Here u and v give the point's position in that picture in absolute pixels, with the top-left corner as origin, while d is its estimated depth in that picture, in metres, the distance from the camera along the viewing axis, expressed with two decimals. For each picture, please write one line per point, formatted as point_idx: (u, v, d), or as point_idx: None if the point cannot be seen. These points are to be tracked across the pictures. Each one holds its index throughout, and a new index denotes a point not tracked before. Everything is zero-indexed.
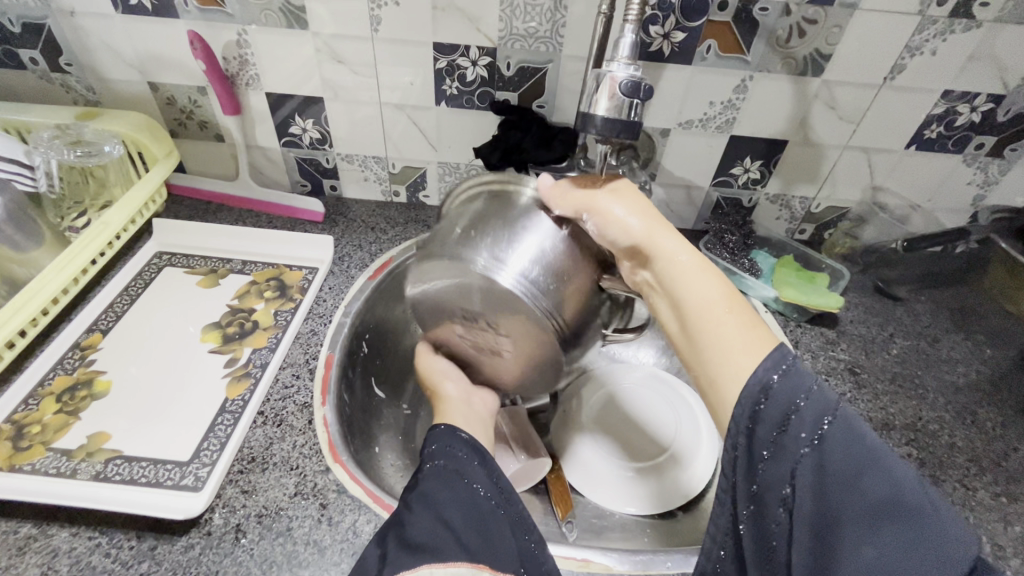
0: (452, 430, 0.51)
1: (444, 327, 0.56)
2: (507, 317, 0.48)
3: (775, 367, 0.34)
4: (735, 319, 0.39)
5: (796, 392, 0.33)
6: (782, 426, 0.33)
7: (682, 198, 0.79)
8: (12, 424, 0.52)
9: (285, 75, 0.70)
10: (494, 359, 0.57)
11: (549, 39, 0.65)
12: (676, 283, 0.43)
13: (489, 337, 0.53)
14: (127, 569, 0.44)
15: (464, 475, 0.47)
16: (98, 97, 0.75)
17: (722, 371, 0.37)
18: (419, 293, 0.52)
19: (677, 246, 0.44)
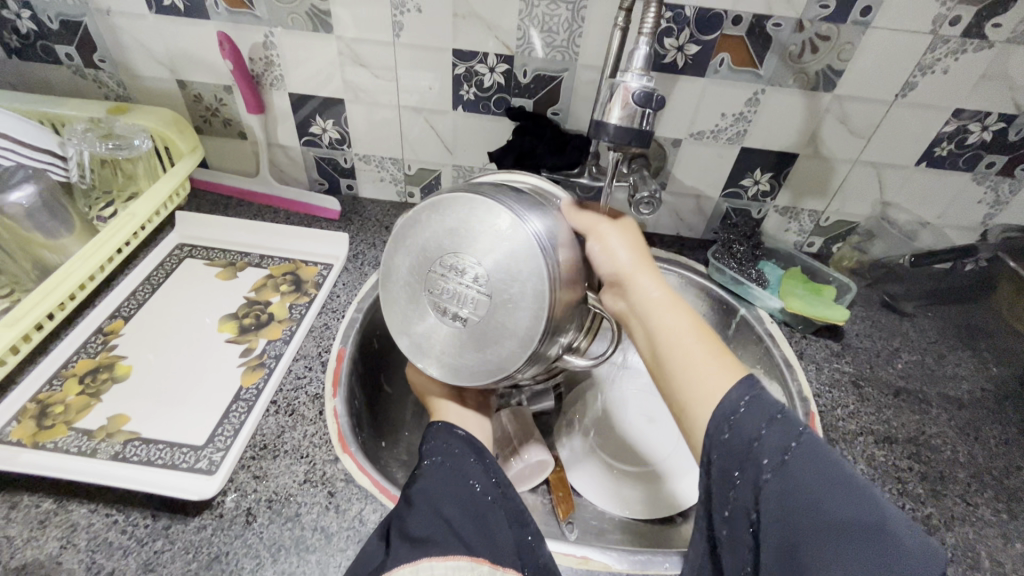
0: (449, 428, 0.52)
1: (406, 295, 0.50)
2: (496, 263, 0.45)
3: (738, 402, 0.37)
4: (706, 351, 0.43)
5: (756, 425, 0.36)
6: (744, 455, 0.35)
7: (691, 207, 0.80)
8: (36, 403, 0.54)
9: (308, 76, 0.73)
10: (440, 354, 0.49)
11: (565, 48, 0.66)
12: (654, 315, 0.47)
13: (453, 303, 0.46)
14: (142, 546, 0.45)
15: (459, 471, 0.48)
16: (129, 93, 0.78)
17: (693, 395, 0.41)
18: (408, 236, 0.49)
19: (656, 283, 0.49)
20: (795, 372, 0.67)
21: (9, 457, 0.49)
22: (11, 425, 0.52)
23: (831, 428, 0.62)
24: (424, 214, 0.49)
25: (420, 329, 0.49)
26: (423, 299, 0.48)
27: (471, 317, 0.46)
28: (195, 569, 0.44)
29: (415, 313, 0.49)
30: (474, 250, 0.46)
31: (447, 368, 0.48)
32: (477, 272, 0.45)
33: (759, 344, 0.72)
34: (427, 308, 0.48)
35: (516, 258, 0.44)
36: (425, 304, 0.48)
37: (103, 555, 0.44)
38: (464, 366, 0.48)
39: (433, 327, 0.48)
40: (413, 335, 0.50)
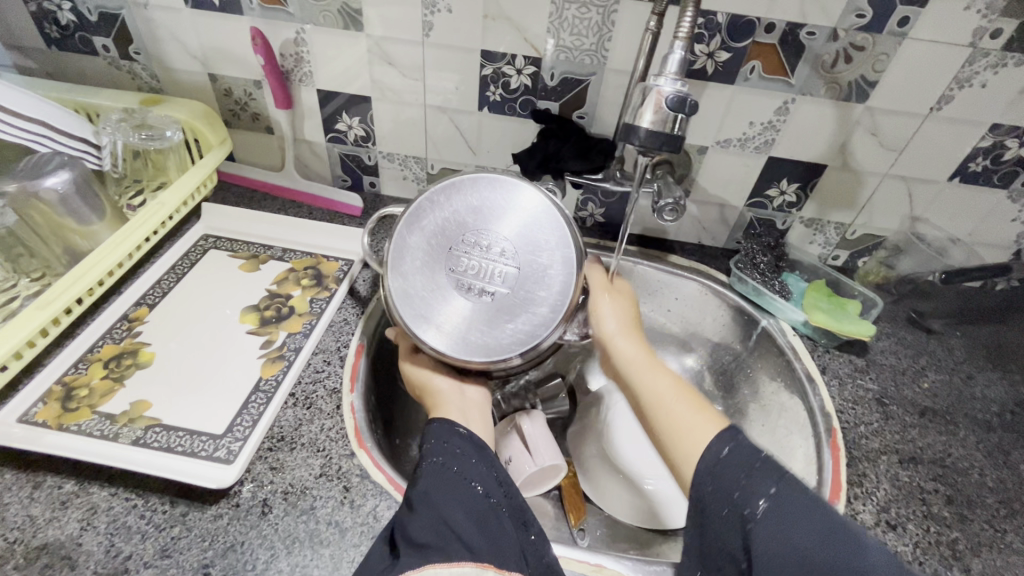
0: (451, 426, 0.51)
1: (419, 279, 0.50)
2: (524, 238, 0.51)
3: (718, 451, 0.41)
4: (682, 403, 0.47)
5: (737, 474, 0.38)
6: (727, 507, 0.38)
7: (714, 216, 0.79)
8: (62, 386, 0.55)
9: (337, 73, 0.73)
10: (464, 332, 0.49)
11: (594, 52, 0.66)
12: (637, 377, 0.53)
13: (482, 279, 0.50)
14: (159, 532, 0.46)
15: (460, 473, 0.47)
16: (161, 85, 0.79)
17: (674, 447, 0.45)
18: (424, 223, 0.51)
19: (636, 349, 0.55)
20: (817, 387, 0.66)
21: (34, 438, 0.50)
22: (37, 407, 0.53)
23: (853, 445, 0.60)
24: (439, 199, 0.52)
25: (438, 310, 0.50)
26: (444, 280, 0.50)
27: (503, 289, 0.50)
28: (211, 557, 0.45)
29: (434, 294, 0.50)
30: (500, 228, 0.51)
31: (471, 342, 0.49)
32: (506, 247, 0.51)
33: (780, 357, 0.71)
34: (451, 287, 0.50)
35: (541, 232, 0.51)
36: (448, 285, 0.50)
37: (122, 539, 0.45)
38: (492, 339, 0.49)
39: (456, 304, 0.50)
40: (429, 317, 0.50)
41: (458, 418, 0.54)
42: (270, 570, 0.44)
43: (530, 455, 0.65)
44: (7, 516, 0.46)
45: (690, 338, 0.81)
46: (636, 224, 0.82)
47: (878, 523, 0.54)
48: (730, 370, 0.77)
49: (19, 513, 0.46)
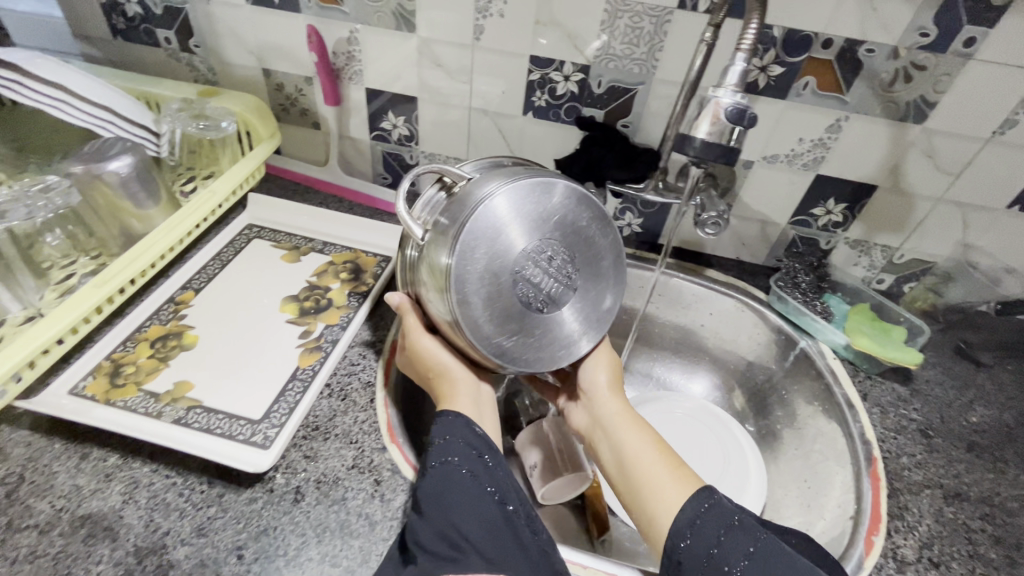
0: (467, 423, 0.50)
1: (486, 290, 0.45)
2: (585, 257, 0.50)
3: (699, 506, 0.46)
4: (664, 465, 0.51)
5: (717, 528, 0.45)
6: (706, 560, 0.43)
7: (755, 232, 0.78)
8: (110, 362, 0.57)
9: (386, 73, 0.75)
10: (521, 347, 0.48)
11: (644, 62, 0.66)
12: (619, 432, 0.55)
13: (546, 295, 0.47)
14: (196, 511, 0.47)
15: (477, 478, 0.46)
16: (217, 77, 0.82)
17: (655, 505, 0.48)
18: (496, 226, 0.45)
19: (618, 403, 0.57)
20: (857, 413, 0.64)
21: (84, 410, 0.52)
22: (87, 381, 0.55)
23: (895, 476, 0.58)
24: (513, 200, 0.46)
25: (500, 325, 0.47)
26: (511, 295, 0.46)
27: (563, 304, 0.49)
28: (244, 540, 0.46)
29: (499, 309, 0.46)
30: (567, 244, 0.48)
31: (522, 357, 0.48)
32: (569, 266, 0.49)
33: (819, 380, 0.69)
34: (517, 303, 0.46)
35: (597, 246, 0.50)
36: (513, 301, 0.46)
37: (161, 515, 0.46)
38: (547, 353, 0.49)
39: (518, 321, 0.47)
40: (491, 333, 0.46)
41: (471, 412, 0.52)
42: (301, 557, 0.45)
43: (536, 454, 0.67)
44: (55, 484, 0.48)
45: (723, 355, 0.79)
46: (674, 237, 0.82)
47: (920, 560, 0.51)
48: (763, 390, 0.75)
49: (66, 482, 0.48)
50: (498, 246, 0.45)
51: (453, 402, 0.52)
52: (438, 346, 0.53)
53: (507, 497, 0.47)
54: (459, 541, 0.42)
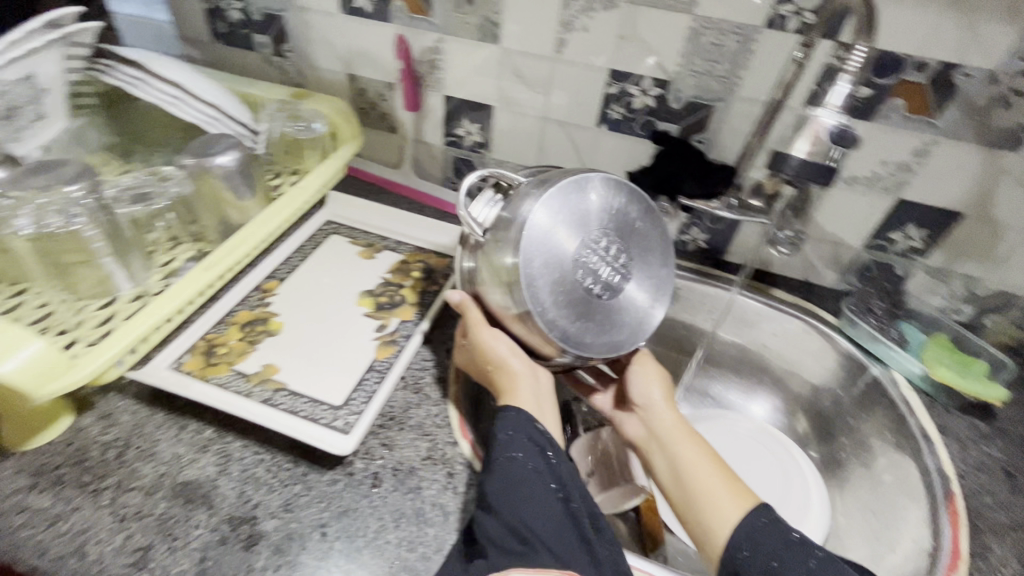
0: (529, 419, 0.50)
1: (549, 282, 0.47)
2: (633, 243, 0.52)
3: (757, 519, 0.46)
4: (721, 479, 0.51)
5: (776, 541, 0.44)
6: (765, 572, 0.43)
7: (828, 254, 0.76)
8: (205, 341, 0.60)
9: (466, 81, 0.77)
10: (589, 335, 0.49)
11: (726, 78, 0.66)
12: (674, 445, 0.55)
13: (603, 280, 0.49)
14: (282, 487, 0.50)
15: (541, 475, 0.47)
16: (305, 81, 0.87)
17: (711, 517, 0.48)
18: (555, 214, 0.47)
19: (673, 416, 0.58)
20: (934, 446, 0.62)
21: (184, 384, 0.55)
22: (186, 356, 0.58)
23: (974, 516, 0.56)
24: (568, 190, 0.48)
25: (568, 314, 0.47)
26: (574, 281, 0.47)
27: (620, 288, 0.50)
28: (328, 518, 0.48)
29: (564, 298, 0.47)
30: (617, 233, 0.51)
31: (590, 343, 0.49)
32: (620, 252, 0.51)
33: (891, 409, 0.67)
34: (580, 289, 0.48)
35: (643, 232, 0.52)
36: (575, 288, 0.47)
37: (252, 488, 0.49)
38: (613, 339, 0.50)
39: (582, 306, 0.48)
40: (560, 323, 0.47)
41: (533, 407, 0.52)
42: (380, 539, 0.47)
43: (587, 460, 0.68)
44: (158, 451, 0.51)
45: (786, 377, 0.78)
46: (740, 254, 0.81)
47: None
48: (828, 416, 0.74)
49: (168, 449, 0.52)
50: (558, 233, 0.47)
51: (515, 396, 0.52)
52: (502, 339, 0.53)
53: (570, 494, 0.47)
54: (527, 536, 0.43)
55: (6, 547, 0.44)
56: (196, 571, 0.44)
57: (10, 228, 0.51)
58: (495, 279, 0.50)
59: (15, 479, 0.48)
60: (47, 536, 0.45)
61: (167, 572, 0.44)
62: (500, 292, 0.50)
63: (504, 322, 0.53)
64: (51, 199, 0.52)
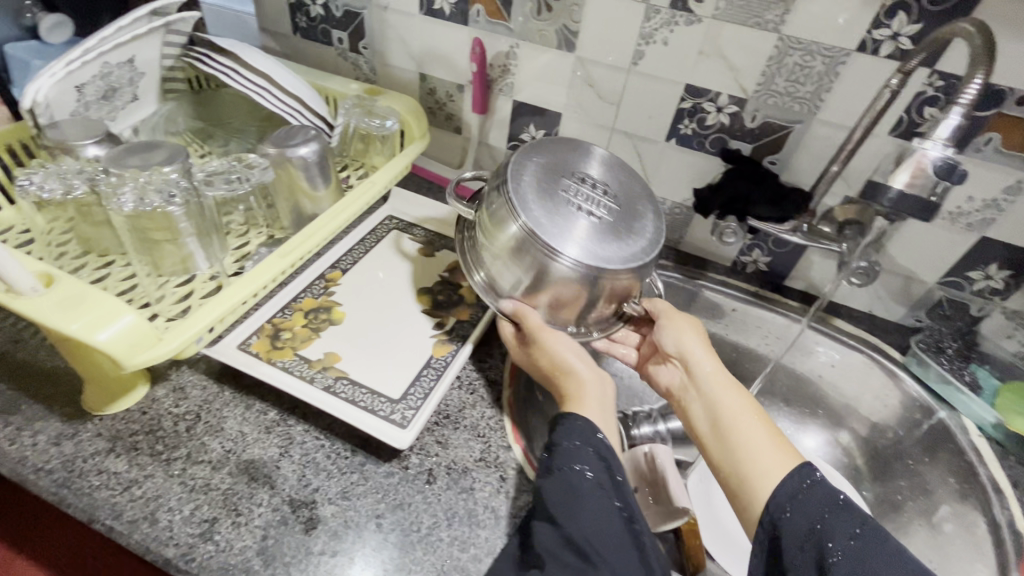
0: (595, 430, 0.49)
1: (540, 211, 0.52)
2: (606, 176, 0.58)
3: (801, 480, 0.44)
4: (764, 433, 0.49)
5: (822, 505, 0.42)
6: (807, 532, 0.41)
7: (896, 288, 0.73)
8: (272, 325, 0.62)
9: (537, 88, 0.78)
10: (598, 247, 0.52)
11: (807, 101, 0.64)
12: (715, 395, 0.54)
13: (588, 203, 0.54)
14: (340, 474, 0.51)
15: (602, 491, 0.46)
16: (376, 77, 0.89)
17: (755, 471, 0.47)
18: (523, 162, 0.55)
19: (713, 364, 0.56)
20: (1005, 500, 0.59)
21: (251, 364, 0.57)
22: (254, 338, 0.60)
23: None
24: (523, 161, 0.55)
25: (568, 234, 0.51)
26: (562, 206, 0.53)
27: (609, 207, 0.55)
28: (383, 509, 0.49)
29: (559, 219, 0.52)
30: (586, 171, 0.58)
31: (625, 253, 0.52)
32: (596, 182, 0.57)
33: (958, 456, 0.64)
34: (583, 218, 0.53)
35: (615, 171, 0.59)
36: (565, 212, 0.53)
37: (312, 472, 0.51)
38: (620, 248, 0.53)
39: (594, 230, 0.53)
40: (566, 240, 0.51)
41: (601, 419, 0.51)
42: (433, 536, 0.48)
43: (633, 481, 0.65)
44: (225, 427, 0.53)
45: (842, 411, 0.76)
46: (802, 281, 0.79)
47: None
48: (884, 455, 0.72)
49: (234, 427, 0.53)
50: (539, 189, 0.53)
51: (584, 404, 0.52)
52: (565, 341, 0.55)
53: (633, 513, 0.45)
54: (578, 552, 0.42)
55: (85, 506, 0.46)
56: (258, 549, 0.45)
57: (112, 204, 0.52)
58: (506, 259, 0.54)
59: (94, 442, 0.51)
60: (122, 500, 0.47)
61: (231, 546, 0.45)
62: (513, 273, 0.54)
63: (552, 305, 0.56)
64: (151, 179, 0.53)
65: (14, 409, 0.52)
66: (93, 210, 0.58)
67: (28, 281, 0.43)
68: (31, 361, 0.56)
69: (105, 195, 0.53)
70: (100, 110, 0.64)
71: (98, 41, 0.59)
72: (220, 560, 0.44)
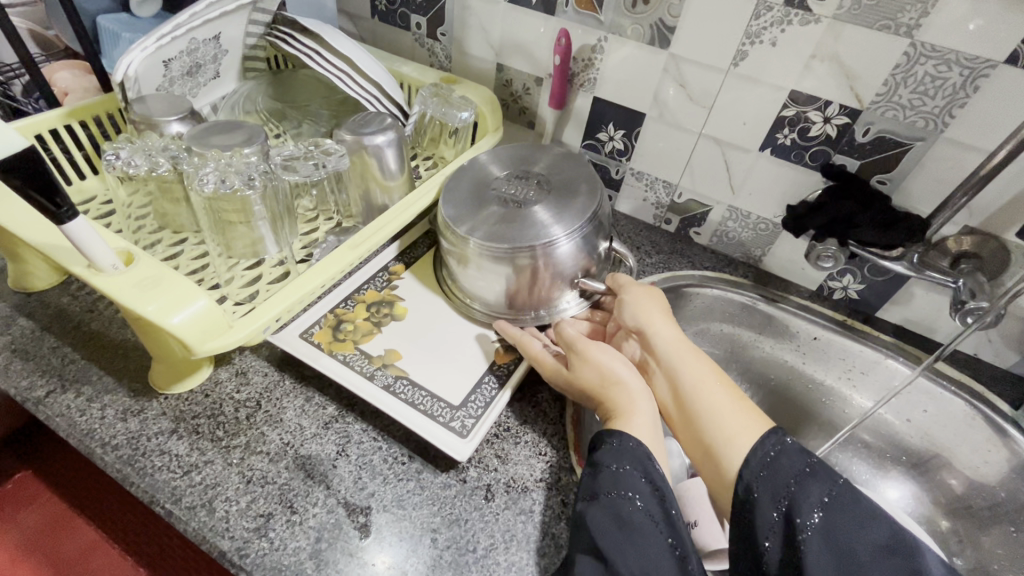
0: (649, 454, 0.45)
1: (476, 218, 0.59)
2: (536, 173, 0.65)
3: (765, 454, 0.42)
4: (729, 402, 0.47)
5: (786, 477, 0.39)
6: (778, 513, 0.38)
7: (1014, 333, 0.65)
8: (335, 316, 0.60)
9: (621, 86, 0.73)
10: (530, 231, 0.57)
11: (934, 116, 0.57)
12: (676, 363, 0.51)
13: (515, 199, 0.61)
14: (397, 481, 0.49)
15: (668, 524, 0.41)
16: (452, 66, 0.86)
17: (721, 439, 0.45)
18: (461, 182, 0.64)
19: (674, 333, 0.54)
20: None
21: (313, 356, 0.56)
22: (316, 327, 0.59)
23: None
24: (458, 183, 0.64)
25: (503, 230, 0.57)
26: (493, 210, 0.60)
27: (533, 194, 0.61)
28: (438, 524, 0.47)
29: (493, 221, 0.59)
30: (516, 175, 0.65)
31: (557, 226, 0.57)
32: (523, 180, 0.64)
33: None
34: (514, 212, 0.59)
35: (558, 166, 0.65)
36: (496, 214, 0.59)
37: (368, 475, 0.49)
38: (551, 223, 0.58)
39: (526, 218, 0.58)
40: (502, 235, 0.57)
41: (648, 434, 0.47)
42: (489, 560, 0.45)
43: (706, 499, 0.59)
44: (285, 418, 0.52)
45: (934, 462, 0.69)
46: (897, 315, 0.72)
47: None
48: (981, 518, 0.65)
49: (293, 419, 0.52)
50: (472, 202, 0.61)
51: (627, 419, 0.48)
52: (609, 354, 0.52)
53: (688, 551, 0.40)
54: None
55: (146, 486, 0.46)
56: (311, 551, 0.44)
57: (194, 184, 0.52)
58: (467, 266, 0.60)
59: (158, 421, 0.50)
60: (182, 484, 0.47)
61: (284, 545, 0.44)
62: (482, 274, 0.59)
63: (539, 288, 0.60)
64: (232, 161, 0.52)
65: (86, 379, 0.53)
66: (174, 187, 0.58)
67: (109, 258, 0.43)
68: (104, 332, 0.57)
69: (187, 174, 0.53)
70: (183, 86, 0.64)
71: (190, 16, 0.58)
72: (274, 559, 0.43)
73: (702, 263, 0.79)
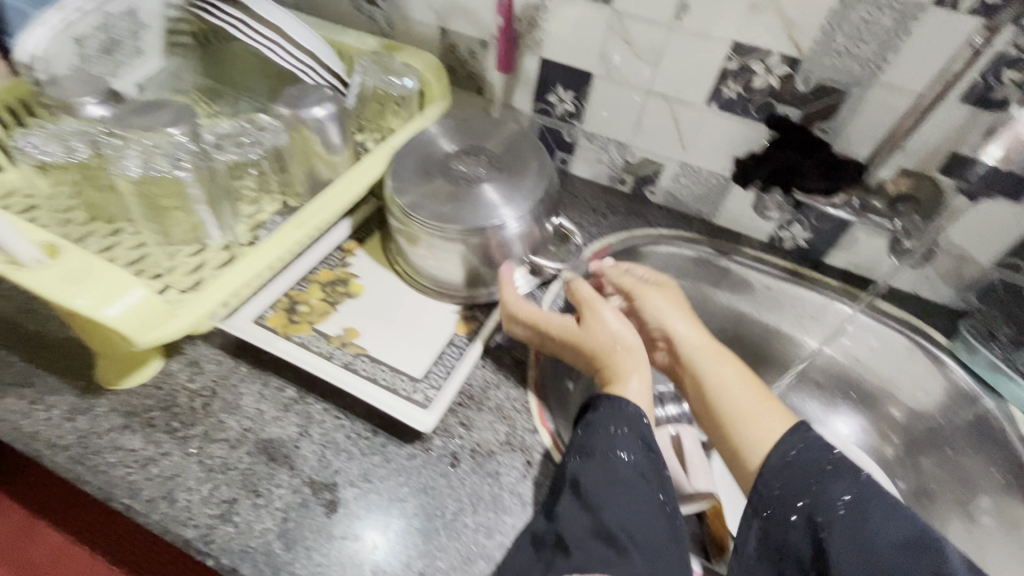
0: (638, 414, 0.47)
1: (423, 197, 0.58)
2: (485, 150, 0.63)
3: (787, 453, 0.45)
4: (756, 402, 0.50)
5: (807, 476, 0.43)
6: (802, 510, 0.42)
7: (948, 270, 0.68)
8: (288, 298, 0.59)
9: (567, 46, 0.72)
10: (477, 212, 0.56)
11: (869, 62, 0.58)
12: (700, 363, 0.55)
13: (461, 177, 0.60)
14: (362, 456, 0.49)
15: (646, 478, 0.43)
16: (394, 32, 0.83)
17: (746, 437, 0.48)
18: (410, 154, 0.63)
19: (697, 334, 0.56)
20: None
21: (269, 341, 0.54)
22: (269, 311, 0.58)
23: None
24: (408, 154, 0.62)
25: (449, 211, 0.57)
26: (439, 188, 0.59)
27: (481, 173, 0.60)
28: (406, 493, 0.47)
29: (437, 201, 0.58)
30: (464, 151, 0.63)
31: (507, 206, 0.57)
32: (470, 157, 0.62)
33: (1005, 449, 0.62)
34: (462, 191, 0.58)
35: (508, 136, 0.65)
36: (441, 193, 0.58)
37: (332, 453, 0.49)
38: (497, 203, 0.57)
39: (475, 198, 0.58)
40: (447, 216, 0.56)
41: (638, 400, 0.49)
42: (458, 523, 0.46)
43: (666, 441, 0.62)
44: (243, 404, 0.52)
45: (881, 396, 0.74)
46: (842, 260, 0.75)
47: None
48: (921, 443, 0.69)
49: (251, 404, 0.52)
50: (422, 175, 0.60)
51: (625, 384, 0.49)
52: (619, 323, 0.53)
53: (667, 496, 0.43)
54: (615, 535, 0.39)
55: (101, 484, 0.45)
56: (279, 531, 0.44)
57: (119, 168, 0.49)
58: (417, 244, 0.59)
59: (109, 417, 0.49)
60: (140, 477, 0.46)
61: (251, 528, 0.44)
62: (434, 253, 0.59)
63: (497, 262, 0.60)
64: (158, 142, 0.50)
65: (28, 382, 0.51)
66: (99, 173, 0.55)
67: (31, 252, 0.41)
68: (40, 332, 0.54)
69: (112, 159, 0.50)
70: (101, 65, 0.60)
71: None
72: (242, 543, 0.43)
73: (657, 221, 0.80)
